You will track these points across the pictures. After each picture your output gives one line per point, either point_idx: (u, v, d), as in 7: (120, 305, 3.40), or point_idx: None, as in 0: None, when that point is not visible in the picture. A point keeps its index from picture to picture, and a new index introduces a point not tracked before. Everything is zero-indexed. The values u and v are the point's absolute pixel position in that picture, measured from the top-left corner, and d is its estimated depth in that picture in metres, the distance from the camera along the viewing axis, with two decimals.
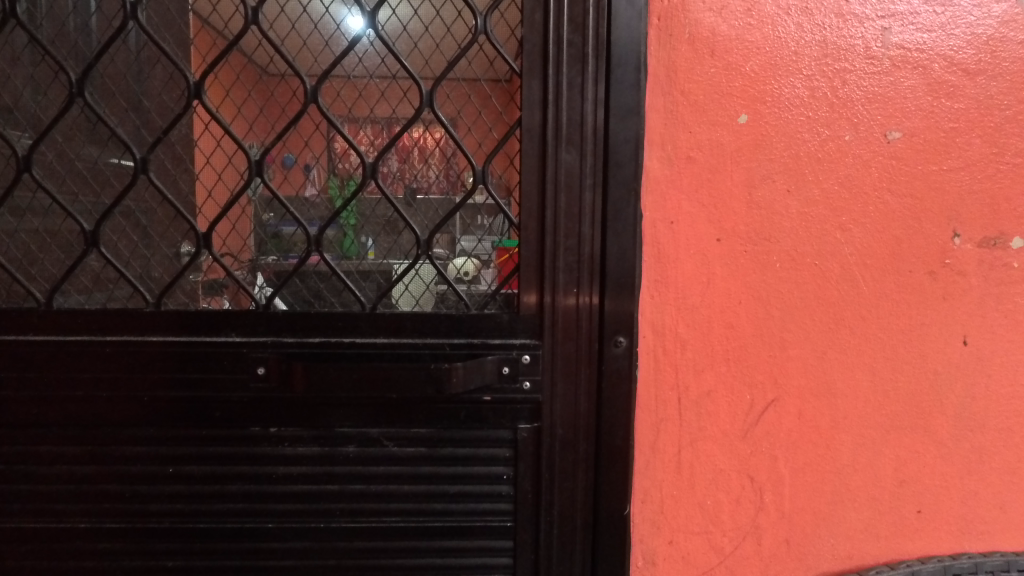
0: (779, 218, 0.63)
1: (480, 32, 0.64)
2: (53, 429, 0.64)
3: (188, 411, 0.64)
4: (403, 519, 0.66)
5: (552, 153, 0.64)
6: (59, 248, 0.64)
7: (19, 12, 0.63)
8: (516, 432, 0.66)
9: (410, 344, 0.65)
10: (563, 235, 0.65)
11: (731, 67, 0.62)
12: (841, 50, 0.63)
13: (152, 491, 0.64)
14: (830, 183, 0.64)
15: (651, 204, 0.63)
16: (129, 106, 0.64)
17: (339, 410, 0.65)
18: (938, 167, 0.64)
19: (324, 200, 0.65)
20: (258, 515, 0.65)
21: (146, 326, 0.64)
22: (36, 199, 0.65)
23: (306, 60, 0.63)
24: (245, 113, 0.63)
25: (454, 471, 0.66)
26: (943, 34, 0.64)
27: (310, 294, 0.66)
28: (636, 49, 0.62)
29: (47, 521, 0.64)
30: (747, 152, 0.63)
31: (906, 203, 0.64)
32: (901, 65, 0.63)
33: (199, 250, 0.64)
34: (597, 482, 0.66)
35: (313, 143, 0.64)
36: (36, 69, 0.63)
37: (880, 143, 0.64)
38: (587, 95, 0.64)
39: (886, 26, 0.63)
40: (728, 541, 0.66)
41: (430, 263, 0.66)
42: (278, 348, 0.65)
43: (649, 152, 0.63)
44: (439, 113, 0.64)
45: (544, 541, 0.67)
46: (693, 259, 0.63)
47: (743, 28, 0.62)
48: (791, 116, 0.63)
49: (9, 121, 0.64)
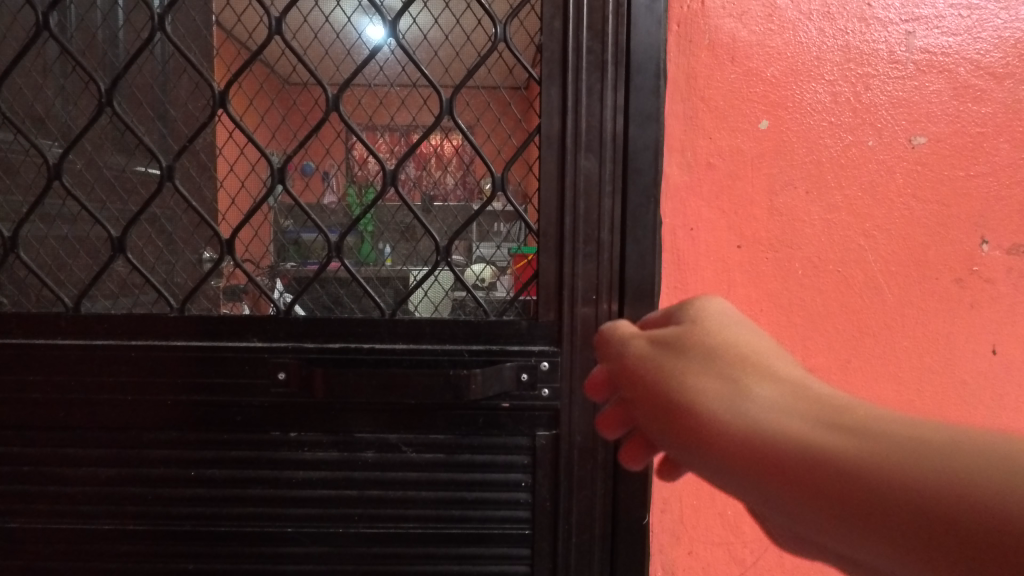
0: (802, 224, 0.63)
1: (500, 41, 0.63)
2: (80, 432, 0.64)
3: (208, 414, 0.65)
4: (421, 525, 0.66)
5: (570, 159, 0.63)
6: (87, 254, 0.66)
7: (52, 24, 0.64)
8: (534, 439, 0.66)
9: (428, 351, 0.65)
10: (582, 241, 0.64)
11: (752, 73, 0.62)
12: (864, 55, 0.62)
13: (175, 493, 0.65)
14: (853, 190, 0.63)
15: (670, 211, 0.62)
16: (156, 115, 0.66)
17: (357, 416, 0.65)
18: (965, 172, 0.63)
19: (342, 207, 0.66)
20: (277, 519, 0.65)
21: (170, 331, 0.65)
22: (66, 206, 0.66)
23: (328, 69, 0.64)
24: (269, 122, 0.65)
25: (472, 478, 0.66)
26: (970, 38, 0.63)
27: (330, 300, 0.66)
28: (656, 56, 0.61)
29: (73, 522, 0.65)
30: (768, 158, 0.62)
31: (931, 209, 0.64)
32: (926, 69, 0.62)
33: (221, 256, 0.65)
34: (616, 490, 0.65)
35: (334, 151, 0.65)
36: (67, 80, 0.65)
37: (904, 149, 0.63)
38: (606, 102, 0.62)
39: (910, 30, 0.62)
40: (749, 552, 0.67)
41: (449, 270, 0.67)
42: (298, 353, 0.65)
43: (668, 159, 0.62)
44: (459, 120, 0.65)
45: (562, 550, 0.66)
46: (713, 266, 0.63)
47: (764, 33, 0.61)
48: (813, 121, 0.62)
49: (41, 129, 0.65)
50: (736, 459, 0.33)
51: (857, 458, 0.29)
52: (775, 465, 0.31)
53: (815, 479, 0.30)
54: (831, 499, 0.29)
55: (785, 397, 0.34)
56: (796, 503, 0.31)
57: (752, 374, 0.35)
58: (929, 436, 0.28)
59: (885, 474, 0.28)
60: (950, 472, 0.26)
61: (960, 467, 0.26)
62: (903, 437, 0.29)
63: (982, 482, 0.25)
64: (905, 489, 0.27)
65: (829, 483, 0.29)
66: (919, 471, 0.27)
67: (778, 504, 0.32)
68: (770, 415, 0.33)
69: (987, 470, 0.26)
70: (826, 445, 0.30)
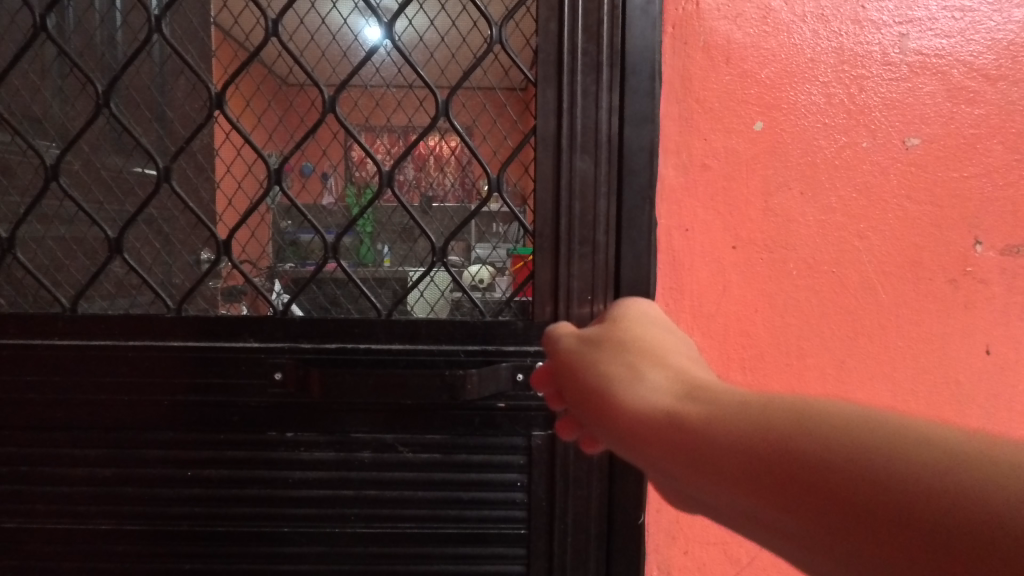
0: (796, 225, 0.63)
1: (496, 42, 0.63)
2: (77, 433, 0.65)
3: (206, 414, 0.65)
4: (417, 525, 0.66)
5: (566, 161, 0.63)
6: (84, 256, 0.66)
7: (49, 26, 0.64)
8: (530, 439, 0.66)
9: (425, 351, 0.65)
10: (577, 242, 0.64)
11: (746, 74, 0.62)
12: (858, 56, 0.62)
13: (172, 493, 0.65)
14: (847, 191, 0.63)
15: (666, 212, 0.63)
16: (153, 117, 0.66)
17: (354, 416, 0.65)
18: (959, 173, 0.64)
19: (341, 208, 0.66)
20: (274, 519, 0.66)
21: (166, 331, 0.65)
22: (62, 207, 0.66)
23: (325, 71, 0.65)
24: (265, 123, 0.65)
25: (468, 478, 0.66)
26: (963, 40, 0.63)
27: (326, 300, 0.67)
28: (651, 58, 0.61)
29: (70, 522, 0.65)
30: (763, 159, 0.63)
31: (926, 210, 0.64)
32: (919, 71, 0.63)
33: (218, 258, 0.66)
34: (612, 489, 0.66)
35: (330, 152, 0.65)
36: (65, 81, 0.65)
37: (899, 150, 0.63)
38: (601, 103, 0.63)
39: (904, 32, 0.62)
40: (745, 552, 0.67)
41: (445, 271, 0.67)
42: (295, 353, 0.65)
43: (664, 160, 0.62)
44: (455, 121, 0.65)
45: (557, 549, 0.66)
46: (708, 267, 0.63)
47: (758, 35, 0.62)
48: (808, 123, 0.63)
49: (38, 130, 0.66)
50: (645, 438, 0.35)
51: (791, 442, 0.28)
52: (706, 452, 0.31)
53: (749, 464, 0.29)
54: (764, 483, 0.29)
55: (721, 392, 0.34)
56: (728, 490, 0.30)
57: (658, 365, 0.38)
58: (865, 418, 0.28)
59: (822, 454, 0.27)
60: (891, 452, 0.26)
61: (902, 451, 0.25)
62: (842, 420, 0.28)
63: (918, 460, 0.25)
64: (837, 467, 0.26)
65: (765, 467, 0.29)
66: (854, 450, 0.26)
67: (688, 480, 0.32)
68: (696, 406, 0.33)
69: (926, 451, 0.25)
70: (760, 428, 0.30)
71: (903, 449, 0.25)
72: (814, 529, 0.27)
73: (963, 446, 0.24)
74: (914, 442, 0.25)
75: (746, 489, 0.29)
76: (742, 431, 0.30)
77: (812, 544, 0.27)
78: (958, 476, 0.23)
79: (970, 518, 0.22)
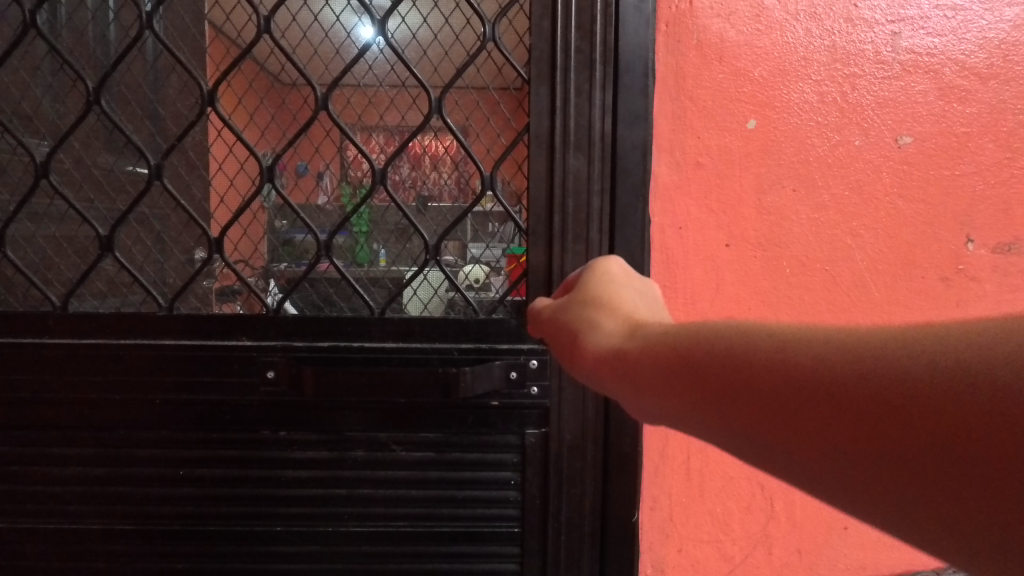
0: (789, 223, 0.64)
1: (488, 40, 0.63)
2: (67, 432, 0.64)
3: (198, 413, 0.64)
4: (410, 523, 0.66)
5: (559, 159, 0.63)
6: (74, 253, 0.66)
7: (39, 22, 0.64)
8: (523, 438, 0.66)
9: (418, 350, 0.65)
10: (571, 240, 0.64)
11: (740, 72, 0.62)
12: (851, 55, 0.63)
13: (163, 493, 0.65)
14: (840, 189, 0.64)
15: (659, 210, 0.63)
16: (145, 114, 0.65)
17: (347, 415, 0.65)
18: (951, 172, 0.64)
19: (336, 207, 0.66)
20: (266, 518, 0.65)
21: (159, 329, 0.65)
22: (53, 206, 0.66)
23: (318, 68, 0.64)
24: (258, 120, 0.65)
25: (461, 477, 0.66)
26: (955, 39, 0.63)
27: (319, 299, 0.66)
28: (644, 56, 0.61)
29: (60, 522, 0.65)
30: (756, 157, 0.63)
31: (918, 208, 0.64)
32: (911, 70, 0.63)
33: (211, 256, 0.66)
34: (606, 488, 0.65)
35: (323, 150, 0.65)
36: (56, 78, 0.65)
37: (891, 149, 0.64)
38: (594, 102, 0.62)
39: (896, 31, 0.63)
40: (738, 550, 0.67)
41: (439, 269, 0.67)
42: (288, 352, 0.65)
43: (657, 158, 0.62)
44: (448, 120, 0.65)
45: (551, 548, 0.66)
46: (702, 265, 0.63)
47: (751, 33, 0.62)
48: (800, 121, 0.63)
49: (28, 128, 0.65)
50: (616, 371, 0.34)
51: (788, 360, 0.27)
52: (693, 382, 0.30)
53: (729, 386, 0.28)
54: (760, 402, 0.27)
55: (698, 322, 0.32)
56: (723, 421, 0.28)
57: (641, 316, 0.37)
58: (858, 333, 0.26)
59: (826, 364, 0.25)
60: (896, 347, 0.24)
61: (908, 345, 0.24)
62: (836, 336, 0.26)
63: (925, 349, 0.23)
64: (844, 373, 0.25)
65: (757, 387, 0.27)
66: (857, 357, 0.25)
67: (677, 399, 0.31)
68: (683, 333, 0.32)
69: (933, 340, 0.23)
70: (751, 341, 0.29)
71: (908, 344, 0.24)
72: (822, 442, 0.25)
73: (968, 327, 0.23)
74: (919, 336, 0.24)
75: (742, 416, 0.27)
76: (731, 355, 0.29)
77: (819, 462, 0.25)
78: (968, 349, 0.22)
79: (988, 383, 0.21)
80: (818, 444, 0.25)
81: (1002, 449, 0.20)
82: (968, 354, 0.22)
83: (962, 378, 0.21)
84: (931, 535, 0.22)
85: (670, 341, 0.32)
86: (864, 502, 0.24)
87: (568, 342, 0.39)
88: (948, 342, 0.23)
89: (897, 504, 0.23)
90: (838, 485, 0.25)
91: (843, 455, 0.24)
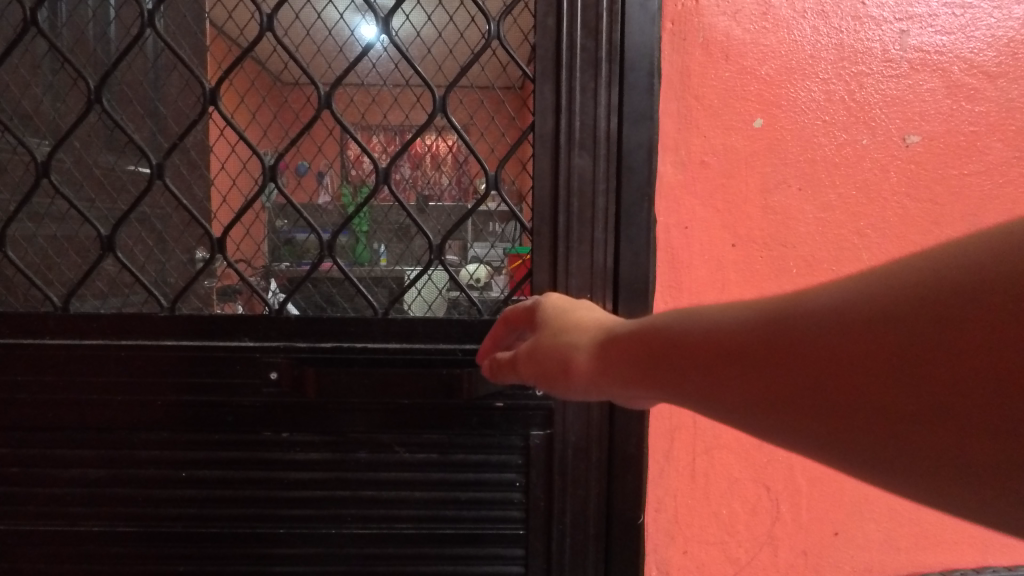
0: (795, 223, 0.63)
1: (493, 38, 0.63)
2: (69, 433, 0.64)
3: (200, 414, 0.64)
4: (414, 525, 0.65)
5: (564, 158, 0.63)
6: (76, 253, 0.65)
7: (40, 20, 0.63)
8: (528, 439, 0.65)
9: (421, 350, 0.65)
10: (575, 240, 0.63)
11: (746, 71, 0.61)
12: (858, 53, 0.62)
13: (165, 495, 0.64)
14: (846, 188, 0.63)
15: (665, 209, 0.62)
16: (146, 113, 0.65)
17: (349, 416, 0.64)
18: (958, 171, 0.64)
19: (336, 206, 0.66)
20: (269, 520, 0.65)
21: (160, 330, 0.64)
22: (54, 205, 0.66)
23: (320, 67, 0.63)
24: (259, 120, 0.64)
25: (465, 478, 0.65)
26: (963, 36, 0.62)
27: (322, 299, 0.66)
28: (649, 54, 0.61)
29: (62, 524, 0.64)
30: (763, 156, 0.62)
31: (924, 207, 0.64)
32: (919, 68, 0.62)
33: (212, 256, 0.65)
34: (610, 489, 0.65)
35: (325, 149, 0.64)
36: (56, 76, 0.64)
37: (898, 148, 0.63)
38: (600, 100, 0.62)
39: (904, 29, 0.62)
40: (743, 552, 0.67)
41: (443, 269, 0.66)
42: (290, 352, 0.64)
43: (663, 157, 0.62)
44: (452, 118, 0.65)
45: (556, 549, 0.66)
46: (707, 265, 0.63)
47: (758, 31, 0.61)
48: (807, 120, 0.62)
49: (29, 128, 0.65)
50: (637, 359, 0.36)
51: (805, 337, 0.28)
52: (716, 376, 0.31)
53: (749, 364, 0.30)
54: (776, 382, 0.28)
55: (694, 309, 0.34)
56: (753, 408, 0.30)
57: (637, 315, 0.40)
58: (842, 289, 0.28)
59: (833, 327, 0.27)
60: (894, 284, 0.26)
61: (893, 292, 0.26)
62: (824, 298, 0.28)
63: (910, 291, 0.25)
64: (849, 335, 0.26)
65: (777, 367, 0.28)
66: (852, 314, 0.27)
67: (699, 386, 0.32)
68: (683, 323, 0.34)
69: (919, 278, 0.26)
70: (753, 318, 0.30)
71: (893, 289, 0.26)
72: (851, 409, 0.26)
73: (938, 260, 0.26)
74: (900, 281, 0.26)
75: (764, 398, 0.29)
76: (735, 339, 0.30)
77: (862, 428, 0.26)
78: (949, 278, 0.24)
79: (972, 309, 0.23)
80: (846, 412, 0.26)
81: (1005, 363, 0.22)
82: (950, 285, 0.24)
83: (952, 309, 0.24)
84: (966, 478, 0.24)
85: (676, 333, 0.33)
86: (903, 464, 0.26)
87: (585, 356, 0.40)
88: (923, 278, 0.25)
89: (931, 452, 0.25)
90: (875, 452, 0.26)
91: (873, 418, 0.26)
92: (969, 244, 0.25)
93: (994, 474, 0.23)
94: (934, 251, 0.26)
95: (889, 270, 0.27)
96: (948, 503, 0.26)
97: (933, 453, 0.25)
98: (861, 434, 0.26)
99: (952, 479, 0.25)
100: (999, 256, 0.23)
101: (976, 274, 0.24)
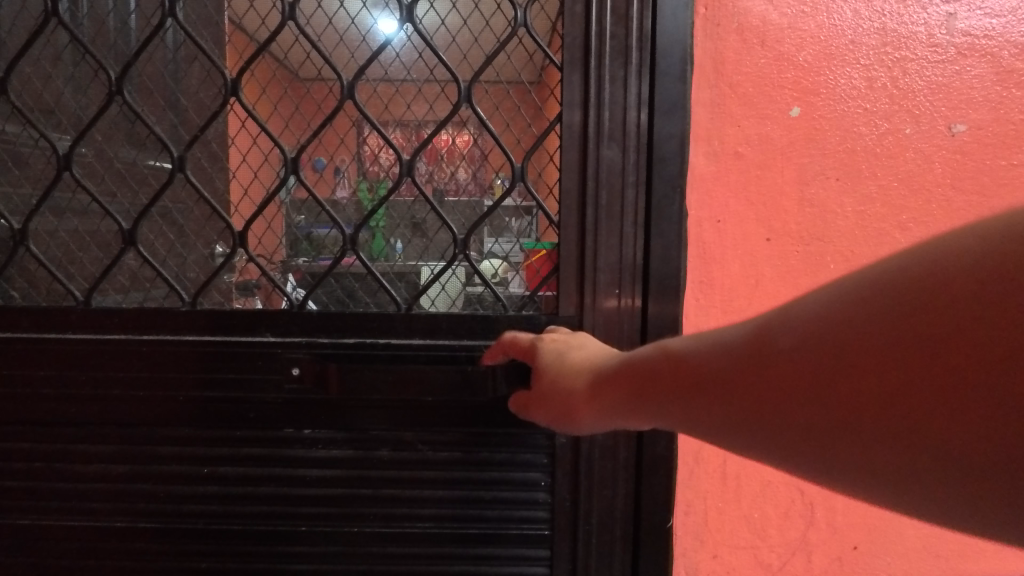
0: (833, 216, 0.61)
1: (520, 25, 0.61)
2: (90, 428, 0.63)
3: (221, 410, 0.63)
4: (436, 525, 0.64)
5: (593, 149, 0.61)
6: (97, 247, 0.65)
7: (61, 11, 0.63)
8: (553, 439, 0.63)
9: (445, 346, 0.63)
10: (603, 233, 0.62)
11: (783, 57, 0.59)
12: (902, 38, 0.59)
13: (188, 491, 0.64)
14: (888, 179, 0.61)
15: (696, 202, 0.60)
16: (166, 105, 0.64)
17: (371, 413, 0.63)
18: (1007, 161, 0.61)
19: (353, 204, 0.64)
20: (291, 518, 0.64)
21: (181, 326, 0.63)
22: (74, 199, 0.65)
23: (342, 57, 0.62)
24: (281, 111, 0.63)
25: (488, 478, 0.64)
26: (1014, 19, 0.59)
27: (344, 294, 0.65)
28: (682, 40, 0.59)
29: (83, 519, 0.64)
30: (799, 147, 0.60)
31: (971, 199, 0.61)
32: (967, 53, 0.60)
33: (234, 250, 0.64)
34: (638, 489, 0.63)
35: (347, 142, 0.63)
36: (78, 68, 0.64)
37: (944, 137, 0.60)
38: (630, 90, 0.60)
39: (951, 12, 0.59)
40: (776, 557, 0.64)
41: (466, 264, 0.65)
42: (313, 348, 0.63)
43: (695, 148, 0.60)
44: (476, 109, 0.63)
45: (581, 550, 0.64)
46: (740, 259, 0.61)
47: (796, 16, 0.59)
48: (847, 108, 0.60)
49: (50, 121, 0.64)
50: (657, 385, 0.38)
51: (808, 347, 0.30)
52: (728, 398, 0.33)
53: (758, 383, 0.32)
54: (787, 394, 0.31)
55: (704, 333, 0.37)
56: (771, 424, 0.32)
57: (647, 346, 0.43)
58: (831, 295, 0.31)
59: (830, 332, 0.29)
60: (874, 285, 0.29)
61: (877, 291, 0.29)
62: (818, 306, 0.31)
63: (893, 294, 0.28)
64: (864, 330, 0.28)
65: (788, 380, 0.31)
66: (843, 315, 0.29)
67: (713, 412, 0.34)
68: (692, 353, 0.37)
69: (897, 275, 0.28)
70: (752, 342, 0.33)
71: (873, 292, 0.29)
72: (862, 404, 0.28)
73: (907, 264, 0.28)
74: (875, 285, 0.29)
75: (779, 411, 0.31)
76: (750, 350, 0.33)
77: (874, 423, 0.28)
78: (927, 277, 0.27)
79: (945, 296, 0.26)
80: (855, 414, 0.29)
81: (988, 343, 0.25)
82: (918, 278, 0.27)
83: (932, 299, 0.27)
84: (965, 476, 0.27)
85: (688, 362, 0.36)
86: (908, 466, 0.28)
87: (610, 384, 0.43)
88: (913, 273, 0.28)
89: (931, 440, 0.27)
90: (890, 447, 0.28)
91: (875, 411, 0.28)
92: (943, 240, 0.28)
93: (980, 473, 0.26)
94: (909, 252, 0.29)
95: (875, 271, 0.30)
96: (946, 506, 0.28)
97: (928, 458, 0.27)
98: (867, 428, 0.28)
99: (954, 479, 0.27)
100: (987, 246, 0.26)
101: (943, 277, 0.27)
